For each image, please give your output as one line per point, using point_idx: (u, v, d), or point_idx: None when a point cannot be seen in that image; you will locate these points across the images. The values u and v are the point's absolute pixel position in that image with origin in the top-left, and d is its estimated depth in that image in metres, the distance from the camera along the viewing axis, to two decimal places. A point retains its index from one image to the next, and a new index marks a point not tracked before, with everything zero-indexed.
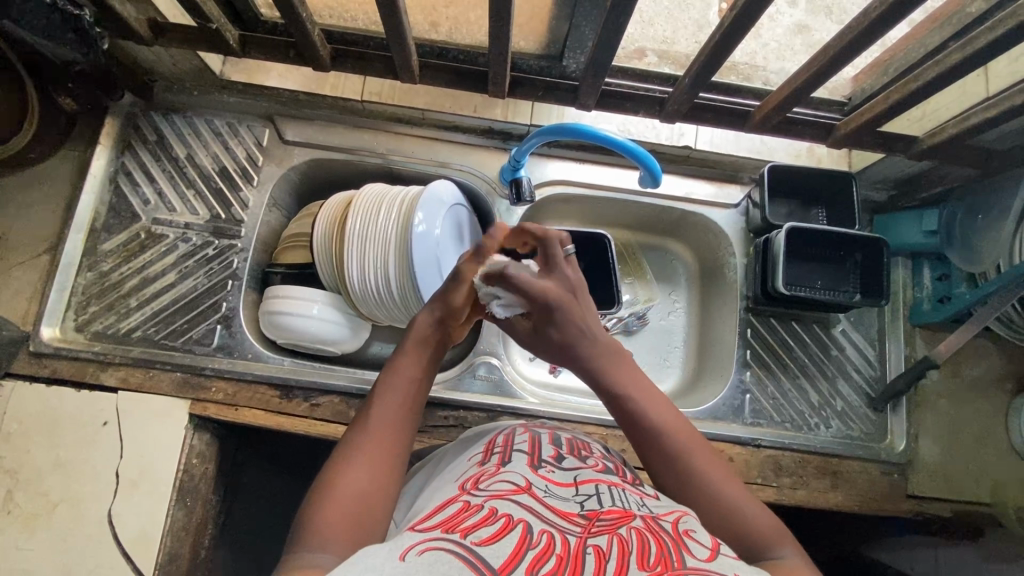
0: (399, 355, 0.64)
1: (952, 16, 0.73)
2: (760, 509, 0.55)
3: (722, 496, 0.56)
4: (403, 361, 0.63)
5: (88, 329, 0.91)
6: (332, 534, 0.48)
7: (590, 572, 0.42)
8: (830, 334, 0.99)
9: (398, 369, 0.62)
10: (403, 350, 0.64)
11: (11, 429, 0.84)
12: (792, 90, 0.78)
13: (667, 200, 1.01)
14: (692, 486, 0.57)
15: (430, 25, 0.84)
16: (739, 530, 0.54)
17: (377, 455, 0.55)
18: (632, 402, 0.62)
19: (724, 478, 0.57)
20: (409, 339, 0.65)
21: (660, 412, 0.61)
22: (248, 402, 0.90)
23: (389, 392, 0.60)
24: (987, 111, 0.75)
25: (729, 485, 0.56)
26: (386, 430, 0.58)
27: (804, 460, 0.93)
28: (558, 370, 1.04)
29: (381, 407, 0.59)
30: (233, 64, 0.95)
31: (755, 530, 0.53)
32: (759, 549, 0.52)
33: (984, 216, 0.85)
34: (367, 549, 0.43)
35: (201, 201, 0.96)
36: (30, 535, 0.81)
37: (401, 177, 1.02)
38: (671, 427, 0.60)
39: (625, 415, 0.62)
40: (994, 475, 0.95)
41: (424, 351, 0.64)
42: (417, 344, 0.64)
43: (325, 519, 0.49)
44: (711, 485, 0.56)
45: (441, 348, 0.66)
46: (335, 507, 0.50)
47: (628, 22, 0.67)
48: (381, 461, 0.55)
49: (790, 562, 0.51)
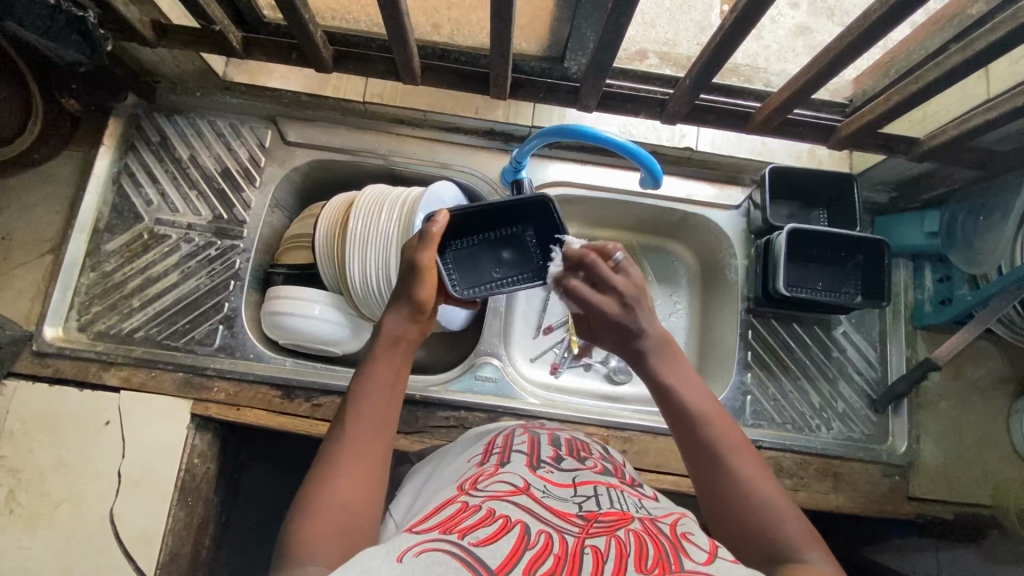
0: (370, 359, 0.64)
1: (953, 17, 0.73)
2: (792, 514, 0.54)
3: (754, 496, 0.55)
4: (374, 364, 0.63)
5: (91, 328, 0.91)
6: (322, 543, 0.49)
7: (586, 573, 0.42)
8: (831, 336, 0.99)
9: (370, 373, 0.62)
10: (374, 353, 0.64)
11: (14, 428, 0.84)
12: (792, 91, 0.78)
13: (669, 202, 1.01)
14: (725, 483, 0.56)
15: (432, 27, 0.84)
16: (766, 531, 0.53)
17: (360, 459, 0.56)
18: (677, 393, 0.62)
19: (758, 478, 0.56)
20: (376, 343, 0.65)
21: (703, 406, 0.61)
22: (250, 402, 0.90)
23: (363, 395, 0.60)
24: (987, 113, 0.75)
25: (762, 486, 0.56)
26: (366, 433, 0.58)
27: (805, 461, 0.93)
28: (559, 371, 1.04)
29: (358, 411, 0.59)
30: (236, 65, 0.95)
31: (782, 533, 0.52)
32: (787, 552, 0.51)
33: (985, 216, 0.85)
34: (363, 552, 0.43)
35: (204, 202, 0.96)
36: (32, 534, 0.81)
37: (403, 178, 1.02)
38: (714, 421, 0.60)
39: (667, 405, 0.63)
40: (996, 477, 0.95)
41: (393, 352, 0.64)
42: (384, 347, 0.64)
43: (313, 529, 0.50)
44: (744, 484, 0.56)
45: (410, 347, 0.66)
46: (321, 517, 0.51)
47: (628, 24, 0.68)
48: (365, 466, 0.56)
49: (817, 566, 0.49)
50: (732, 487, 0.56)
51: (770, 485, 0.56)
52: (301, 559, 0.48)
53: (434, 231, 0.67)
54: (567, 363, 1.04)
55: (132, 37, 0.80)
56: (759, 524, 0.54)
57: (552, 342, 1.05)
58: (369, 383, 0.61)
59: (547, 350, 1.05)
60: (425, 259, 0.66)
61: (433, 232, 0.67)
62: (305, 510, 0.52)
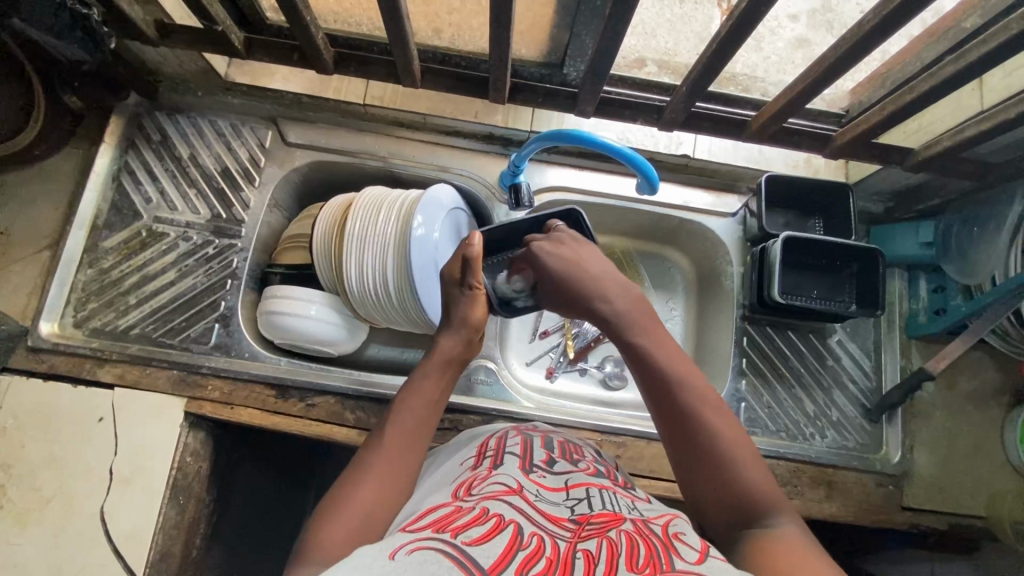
0: (417, 374, 0.65)
1: (947, 30, 0.75)
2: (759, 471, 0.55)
3: (723, 459, 0.56)
4: (423, 381, 0.64)
5: (87, 324, 0.91)
6: (336, 539, 0.49)
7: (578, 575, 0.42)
8: (826, 344, 0.99)
9: (411, 391, 0.63)
10: (422, 370, 0.65)
11: (6, 423, 0.84)
12: (788, 99, 0.78)
13: (666, 209, 1.01)
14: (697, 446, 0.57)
15: (433, 31, 0.85)
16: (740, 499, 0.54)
17: (387, 463, 0.57)
18: (652, 355, 0.62)
19: (728, 436, 0.57)
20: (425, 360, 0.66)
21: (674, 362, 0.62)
22: (244, 400, 0.90)
23: (407, 409, 0.62)
24: (981, 124, 0.76)
25: (736, 448, 0.56)
26: (400, 446, 0.59)
27: (799, 469, 0.92)
28: (554, 375, 1.04)
29: (398, 423, 0.60)
30: (238, 66, 0.97)
31: (752, 494, 0.54)
32: (754, 516, 0.52)
33: (979, 229, 0.86)
34: (357, 548, 0.43)
35: (204, 201, 0.97)
36: (21, 530, 0.81)
37: (401, 180, 1.03)
38: (683, 376, 0.61)
39: (642, 363, 0.63)
40: (990, 490, 0.94)
41: (440, 371, 0.65)
42: (432, 366, 0.66)
43: (334, 525, 0.51)
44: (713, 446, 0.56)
45: (457, 368, 0.68)
46: (341, 522, 0.51)
47: (627, 30, 0.68)
48: (390, 473, 0.56)
49: (786, 529, 0.50)
50: (702, 450, 0.57)
51: (741, 443, 0.57)
52: (310, 557, 0.48)
53: (472, 250, 0.68)
54: (562, 368, 1.04)
55: (136, 35, 0.80)
56: (731, 484, 0.54)
57: (547, 346, 1.06)
58: (416, 395, 0.63)
59: (542, 355, 1.05)
60: (473, 279, 0.69)
61: (472, 252, 0.69)
62: (328, 508, 0.52)
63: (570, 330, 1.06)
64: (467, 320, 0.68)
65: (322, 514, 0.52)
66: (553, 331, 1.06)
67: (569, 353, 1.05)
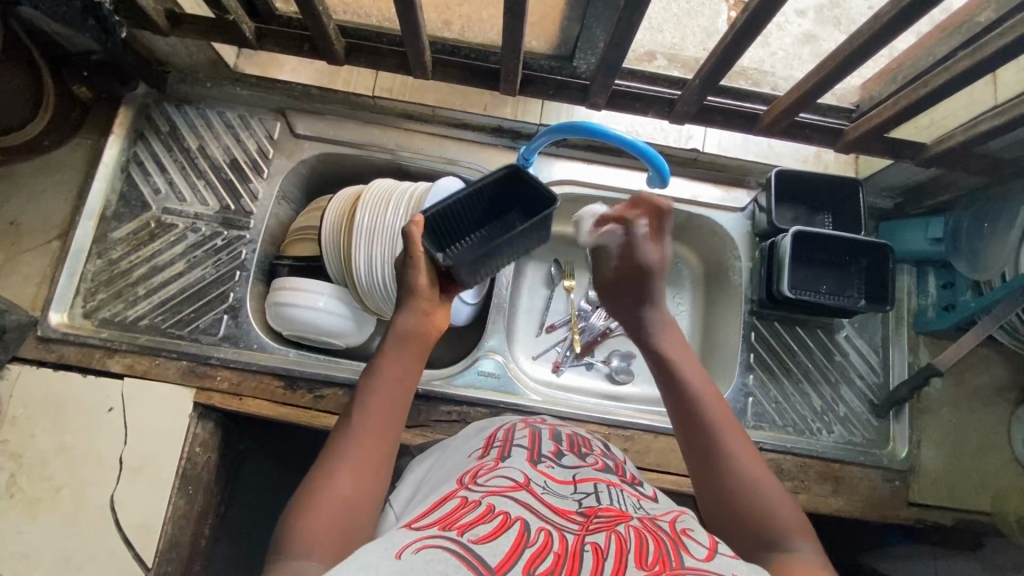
0: (382, 353, 0.64)
1: (961, 25, 0.74)
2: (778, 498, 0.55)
3: (745, 485, 0.56)
4: (385, 361, 0.63)
5: (96, 315, 0.92)
6: (314, 535, 0.50)
7: (586, 572, 0.42)
8: (833, 340, 0.99)
9: (378, 372, 0.62)
10: (385, 351, 0.64)
11: (16, 413, 0.84)
12: (800, 93, 0.78)
13: (674, 203, 1.01)
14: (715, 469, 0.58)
15: (443, 23, 0.84)
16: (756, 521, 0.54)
17: (361, 453, 0.56)
18: (682, 375, 0.65)
19: (748, 463, 0.57)
20: (389, 341, 0.65)
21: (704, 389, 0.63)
22: (252, 392, 0.90)
23: (375, 397, 0.60)
24: (994, 119, 0.76)
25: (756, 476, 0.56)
26: (373, 429, 0.58)
27: (805, 464, 0.93)
28: (561, 369, 1.03)
29: (369, 407, 0.59)
30: (247, 57, 0.98)
31: (769, 518, 0.54)
32: (771, 537, 0.53)
33: (991, 224, 0.86)
34: (362, 550, 0.43)
35: (212, 192, 0.97)
36: (31, 519, 0.81)
37: (409, 173, 1.02)
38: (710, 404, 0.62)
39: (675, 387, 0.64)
40: (996, 485, 0.94)
41: (405, 352, 0.64)
42: (398, 347, 0.64)
43: (308, 520, 0.51)
44: (732, 466, 0.57)
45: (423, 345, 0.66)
46: (316, 517, 0.51)
47: (641, 21, 0.68)
48: (366, 459, 0.56)
49: (806, 555, 0.50)
50: (725, 478, 0.57)
51: (760, 471, 0.57)
52: (290, 554, 0.49)
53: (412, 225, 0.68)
54: (569, 362, 1.04)
55: (147, 26, 0.80)
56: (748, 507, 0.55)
57: (555, 340, 1.06)
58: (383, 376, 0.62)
59: (550, 348, 1.05)
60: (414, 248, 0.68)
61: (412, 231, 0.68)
62: (304, 502, 0.52)
63: (576, 324, 1.05)
64: (417, 290, 0.68)
65: (297, 506, 0.52)
66: (560, 326, 1.06)
67: (575, 347, 1.04)
